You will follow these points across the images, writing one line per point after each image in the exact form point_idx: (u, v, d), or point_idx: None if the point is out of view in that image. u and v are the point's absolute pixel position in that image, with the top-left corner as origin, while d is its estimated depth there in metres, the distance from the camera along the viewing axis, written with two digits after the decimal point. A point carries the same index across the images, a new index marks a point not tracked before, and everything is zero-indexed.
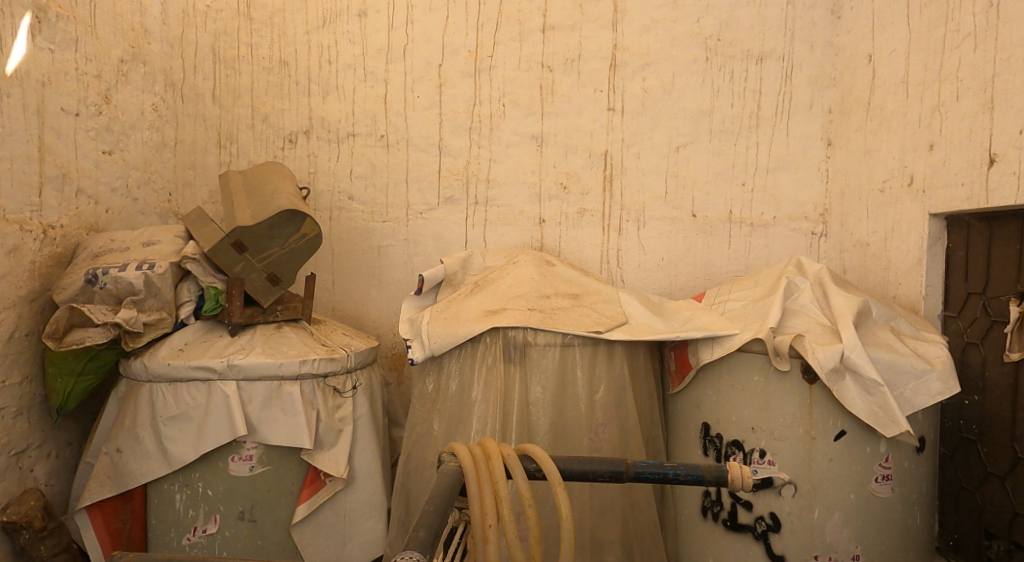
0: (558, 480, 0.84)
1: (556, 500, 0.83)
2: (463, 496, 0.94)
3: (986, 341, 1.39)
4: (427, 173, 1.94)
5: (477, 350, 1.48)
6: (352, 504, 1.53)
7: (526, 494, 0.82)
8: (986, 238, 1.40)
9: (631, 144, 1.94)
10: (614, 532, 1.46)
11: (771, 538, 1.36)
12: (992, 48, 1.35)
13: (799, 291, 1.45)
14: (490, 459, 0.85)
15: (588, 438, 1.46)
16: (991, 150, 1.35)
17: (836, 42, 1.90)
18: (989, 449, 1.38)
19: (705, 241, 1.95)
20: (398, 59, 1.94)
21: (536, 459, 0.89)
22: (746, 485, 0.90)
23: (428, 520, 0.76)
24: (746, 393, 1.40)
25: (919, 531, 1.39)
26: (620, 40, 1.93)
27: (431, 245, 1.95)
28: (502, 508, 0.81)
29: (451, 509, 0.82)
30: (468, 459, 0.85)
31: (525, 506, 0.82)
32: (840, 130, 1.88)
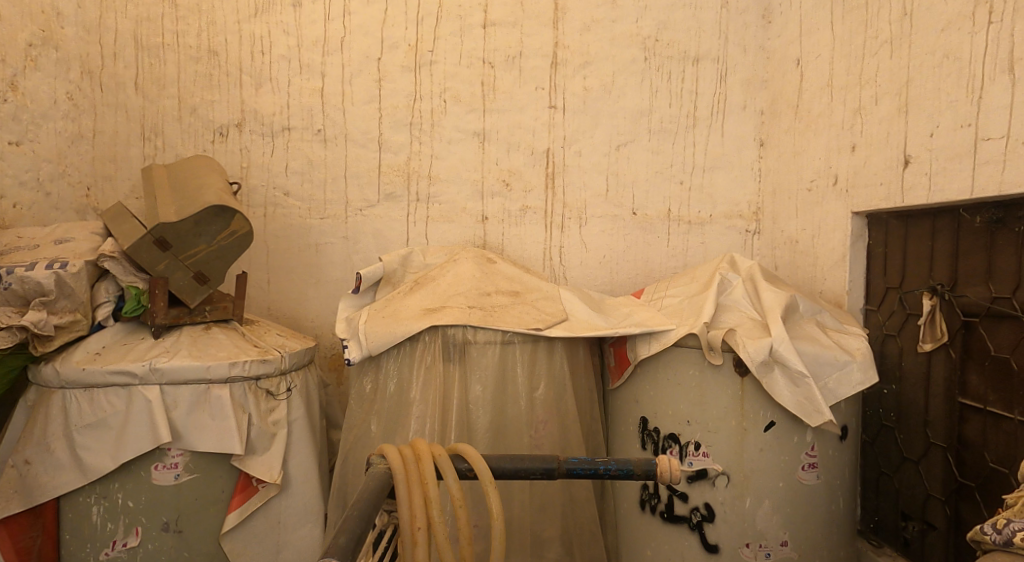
0: (489, 479, 0.84)
1: (487, 499, 0.82)
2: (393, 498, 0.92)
3: (902, 332, 1.47)
4: (366, 169, 1.91)
5: (415, 349, 1.46)
6: (287, 509, 1.48)
7: (457, 495, 0.82)
8: (902, 236, 1.48)
9: (573, 141, 1.96)
10: (554, 528, 1.47)
11: (705, 528, 1.40)
12: (907, 54, 1.42)
13: (732, 286, 1.49)
14: (420, 461, 0.84)
15: (528, 435, 1.46)
16: (906, 152, 1.42)
17: (767, 46, 1.97)
18: (905, 435, 1.46)
19: (645, 238, 1.99)
20: (335, 51, 1.89)
21: (468, 459, 0.88)
22: (675, 479, 0.90)
23: (352, 524, 0.74)
24: (681, 388, 1.43)
25: (843, 515, 1.45)
26: (561, 38, 1.94)
27: (371, 243, 1.91)
28: (432, 510, 0.80)
29: (379, 511, 0.80)
30: (397, 461, 0.83)
31: (456, 507, 0.81)
32: (772, 131, 1.95)
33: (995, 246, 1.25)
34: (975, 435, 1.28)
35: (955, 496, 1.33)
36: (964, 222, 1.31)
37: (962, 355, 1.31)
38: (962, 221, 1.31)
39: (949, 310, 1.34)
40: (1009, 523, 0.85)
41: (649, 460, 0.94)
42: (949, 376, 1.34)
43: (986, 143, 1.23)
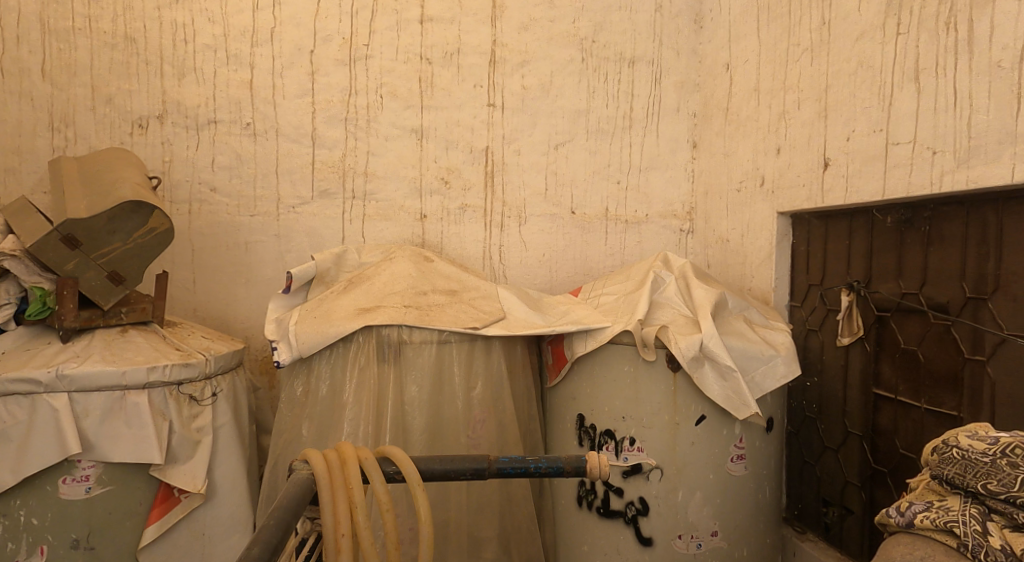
0: (418, 483, 0.82)
1: (415, 503, 0.81)
2: (315, 504, 0.89)
3: (823, 327, 1.54)
4: (299, 165, 1.85)
5: (348, 350, 1.42)
6: (213, 519, 1.43)
7: (384, 499, 0.80)
8: (823, 235, 1.55)
9: (512, 140, 1.96)
10: (491, 528, 1.46)
11: (640, 521, 1.43)
12: (826, 61, 1.48)
13: (665, 284, 1.52)
14: (346, 466, 0.82)
15: (465, 435, 1.45)
16: (826, 154, 1.48)
17: (698, 50, 2.03)
18: (826, 425, 1.53)
19: (584, 236, 2.01)
20: (264, 42, 1.82)
21: (395, 462, 0.86)
22: (604, 475, 0.91)
23: (267, 533, 0.71)
24: (617, 385, 1.45)
25: (768, 504, 1.51)
26: (499, 36, 1.93)
27: (305, 241, 1.86)
28: (357, 516, 0.79)
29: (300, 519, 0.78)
30: (321, 467, 0.81)
31: (382, 511, 0.79)
32: (704, 133, 2.02)
33: (904, 245, 1.31)
34: (887, 424, 1.35)
35: (870, 481, 1.40)
36: (877, 221, 1.38)
37: (876, 347, 1.38)
38: (875, 221, 1.38)
39: (864, 305, 1.41)
40: (910, 505, 0.88)
41: (580, 457, 0.94)
42: (865, 368, 1.41)
43: (895, 148, 1.29)
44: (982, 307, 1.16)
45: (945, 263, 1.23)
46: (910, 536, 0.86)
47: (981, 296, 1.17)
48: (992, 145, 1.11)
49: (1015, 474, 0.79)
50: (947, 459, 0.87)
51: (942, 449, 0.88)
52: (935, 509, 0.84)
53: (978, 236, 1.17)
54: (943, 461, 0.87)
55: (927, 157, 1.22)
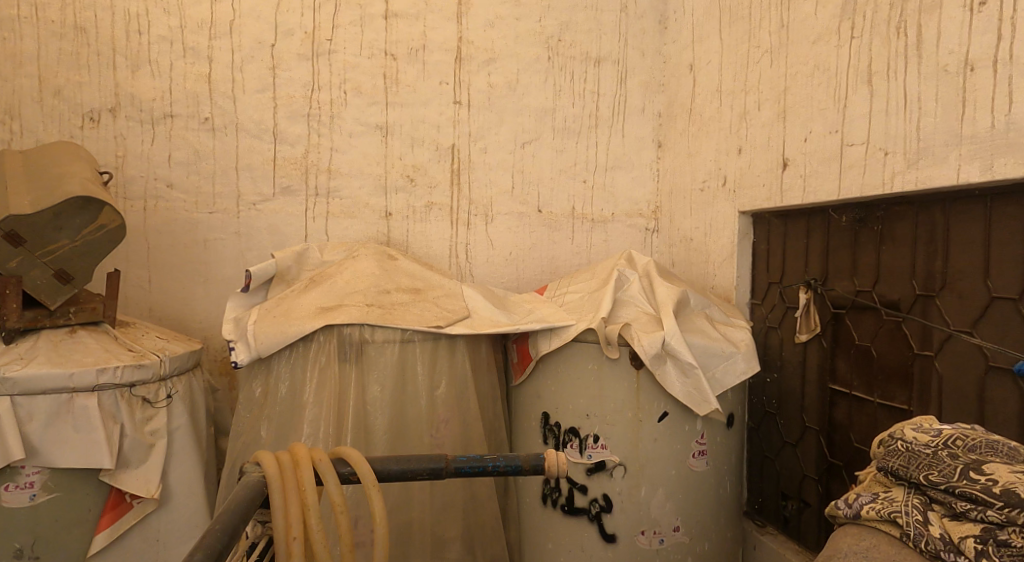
0: (372, 483, 0.81)
1: (370, 504, 0.80)
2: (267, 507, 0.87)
3: (783, 324, 1.57)
4: (260, 161, 1.81)
5: (309, 350, 1.40)
6: (167, 524, 1.39)
7: (337, 501, 0.79)
8: (782, 234, 1.58)
9: (478, 138, 1.95)
10: (455, 528, 1.46)
11: (604, 518, 1.44)
12: (784, 63, 1.51)
13: (629, 282, 1.53)
14: (299, 467, 0.80)
15: (428, 434, 1.44)
16: (785, 155, 1.51)
17: (663, 51, 2.06)
18: (785, 420, 1.57)
19: (550, 235, 2.02)
20: (223, 35, 1.78)
21: (350, 462, 0.85)
22: (561, 473, 0.88)
23: (212, 538, 0.69)
24: (581, 382, 1.45)
25: (729, 498, 1.54)
26: (465, 33, 1.92)
27: (266, 239, 1.82)
28: (309, 519, 0.78)
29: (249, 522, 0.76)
30: (272, 468, 0.79)
31: (335, 513, 0.78)
32: (668, 133, 2.04)
33: (859, 243, 1.35)
34: (843, 418, 1.39)
35: (826, 474, 1.44)
36: (833, 220, 1.41)
37: (832, 344, 1.42)
38: (831, 220, 1.41)
39: (821, 302, 1.44)
40: (858, 497, 0.90)
41: (537, 454, 0.92)
42: (822, 364, 1.45)
43: (850, 149, 1.33)
44: (931, 304, 1.20)
45: (896, 261, 1.26)
46: (857, 527, 0.88)
47: (930, 293, 1.20)
48: (939, 146, 1.15)
49: (954, 464, 0.81)
50: (891, 452, 0.89)
51: (888, 442, 0.91)
52: (881, 500, 0.87)
53: (927, 235, 1.21)
54: (888, 454, 0.90)
55: (880, 159, 1.26)
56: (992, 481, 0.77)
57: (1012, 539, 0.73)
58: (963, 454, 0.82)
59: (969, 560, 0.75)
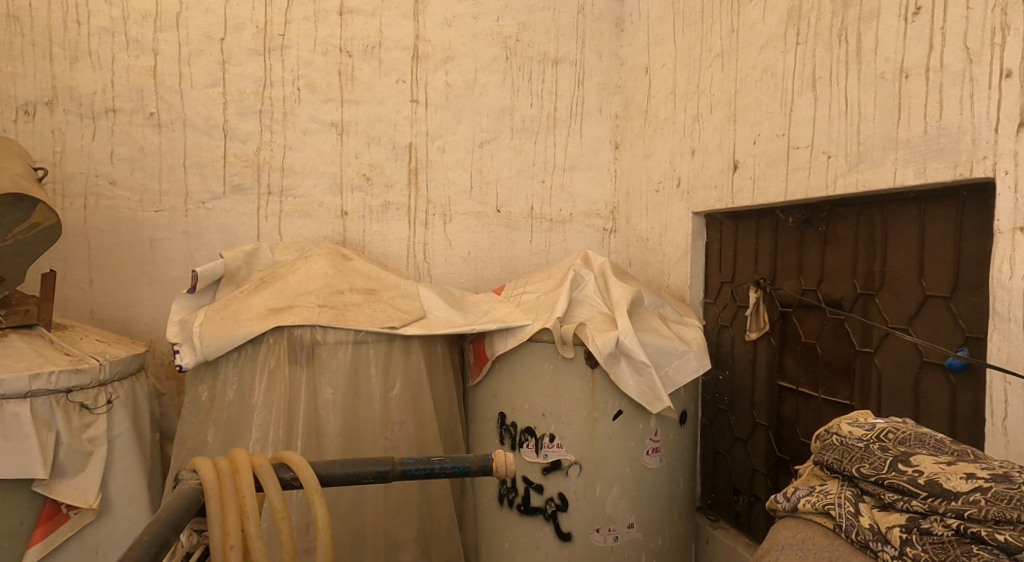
0: (315, 488, 0.80)
1: (312, 509, 0.78)
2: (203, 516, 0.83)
3: (734, 322, 1.61)
4: (209, 158, 1.76)
5: (258, 352, 1.37)
6: (106, 535, 1.34)
7: (279, 507, 0.78)
8: (733, 234, 1.61)
9: (436, 137, 1.94)
10: (410, 531, 1.44)
11: (560, 517, 1.45)
12: (735, 68, 1.54)
13: (585, 282, 1.54)
14: (238, 473, 0.78)
15: (382, 436, 1.43)
16: (735, 157, 1.54)
17: (619, 53, 2.08)
18: (737, 417, 1.60)
19: (509, 235, 2.02)
20: (169, 27, 1.72)
21: (292, 468, 0.83)
22: (510, 474, 0.87)
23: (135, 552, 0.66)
24: (536, 382, 1.45)
25: (683, 494, 1.56)
26: (422, 31, 1.91)
27: (216, 238, 1.77)
28: (248, 526, 0.76)
29: (181, 533, 0.73)
30: (210, 475, 0.77)
31: (276, 519, 0.77)
32: (625, 135, 2.07)
33: (804, 244, 1.38)
34: (790, 414, 1.42)
35: (774, 469, 1.47)
36: (781, 221, 1.45)
37: (781, 342, 1.45)
38: (779, 221, 1.45)
39: (770, 301, 1.48)
40: (796, 490, 0.92)
41: (486, 455, 0.91)
42: (771, 361, 1.48)
43: (796, 152, 1.36)
44: (871, 302, 1.24)
45: (840, 261, 1.30)
46: (795, 520, 0.90)
47: (870, 292, 1.24)
48: (877, 150, 1.18)
49: (884, 456, 0.84)
50: (828, 445, 0.91)
51: (824, 436, 0.93)
52: (817, 493, 0.89)
53: (867, 235, 1.25)
54: (824, 447, 0.92)
55: (824, 162, 1.29)
56: (918, 472, 0.80)
57: (933, 528, 0.77)
58: (893, 447, 0.86)
59: (895, 547, 0.78)
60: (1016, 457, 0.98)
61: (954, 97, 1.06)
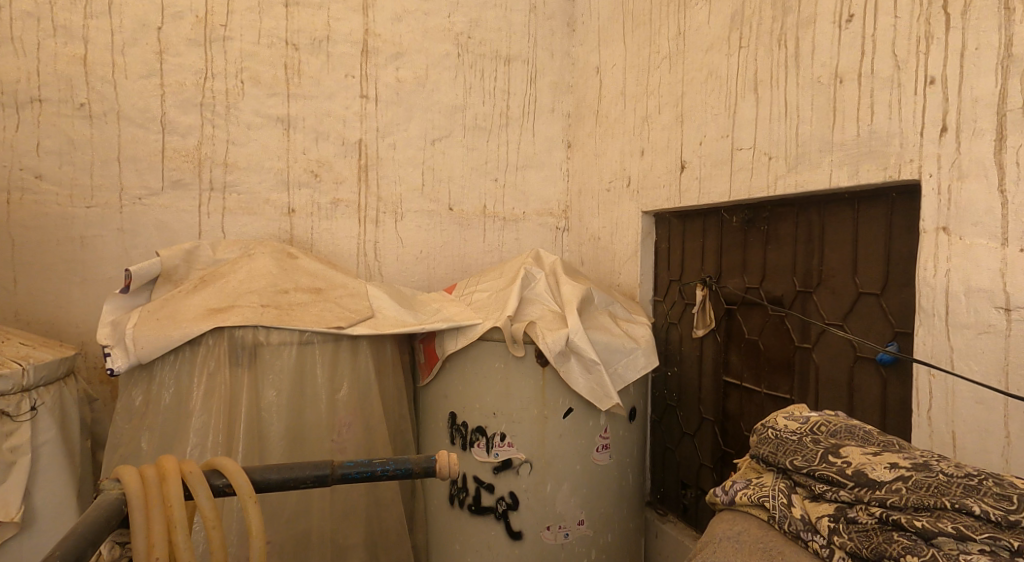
0: (249, 495, 0.78)
1: (245, 517, 0.76)
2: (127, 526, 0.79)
3: (682, 319, 1.63)
4: (146, 152, 1.68)
5: (196, 354, 1.31)
6: (29, 550, 1.26)
7: (210, 515, 0.76)
8: (681, 234, 1.64)
9: (387, 134, 1.91)
10: (358, 535, 1.41)
11: (510, 516, 1.44)
12: (682, 69, 1.57)
13: (536, 280, 1.54)
14: (165, 481, 0.76)
15: (330, 439, 1.41)
16: (683, 157, 1.56)
17: (571, 53, 2.10)
18: (685, 413, 1.63)
19: (462, 233, 2.00)
20: (101, 14, 1.63)
21: (225, 474, 0.80)
22: (454, 474, 0.86)
23: None
24: (487, 381, 1.44)
25: (632, 490, 1.58)
26: (371, 26, 1.87)
27: (154, 235, 1.70)
28: (175, 536, 0.74)
29: (102, 546, 0.69)
30: (135, 484, 0.74)
31: (208, 528, 0.75)
32: (577, 134, 2.08)
33: (748, 243, 1.42)
34: (734, 408, 1.46)
35: (720, 463, 1.50)
36: (726, 221, 1.48)
37: (726, 338, 1.48)
38: (724, 221, 1.48)
39: (716, 299, 1.51)
40: (733, 483, 0.94)
41: (429, 456, 0.89)
42: (717, 357, 1.51)
43: (739, 153, 1.39)
44: (809, 300, 1.27)
45: (781, 260, 1.34)
46: (732, 512, 0.92)
47: (808, 290, 1.28)
48: (814, 152, 1.22)
49: (816, 448, 0.87)
50: (764, 439, 0.94)
51: (760, 431, 0.95)
52: (752, 486, 0.91)
53: (806, 235, 1.28)
54: (760, 441, 0.94)
55: (765, 163, 1.32)
56: (846, 463, 0.83)
57: (858, 516, 0.78)
58: (825, 439, 0.88)
59: (823, 537, 0.80)
60: (940, 447, 1.02)
61: (884, 101, 1.10)
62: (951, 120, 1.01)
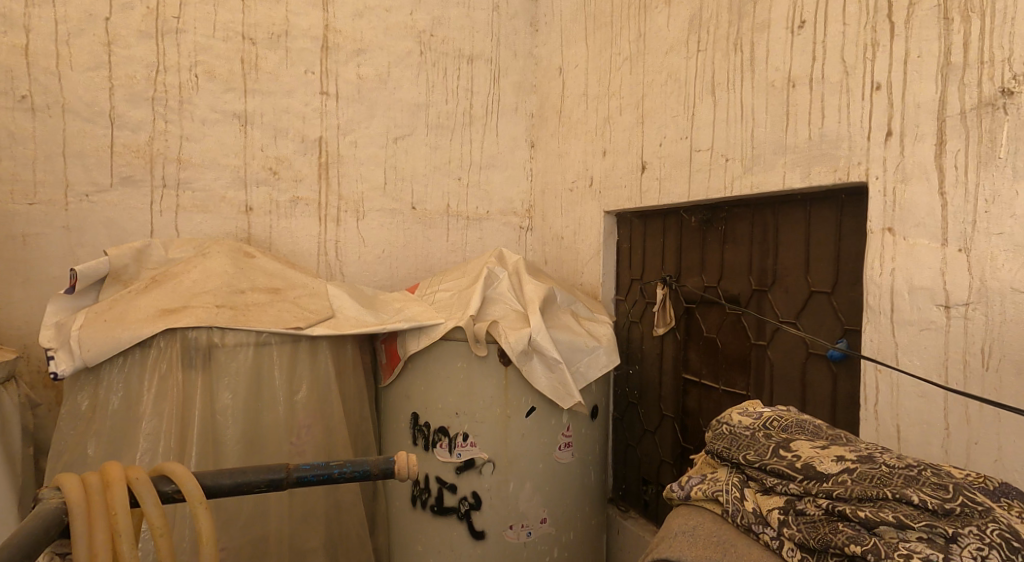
0: (199, 499, 0.75)
1: (195, 523, 0.74)
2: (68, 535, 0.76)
3: (643, 318, 1.65)
4: (94, 147, 1.62)
5: (147, 356, 1.27)
6: None
7: (157, 523, 0.74)
8: (642, 233, 1.66)
9: (348, 131, 1.88)
10: (317, 538, 1.39)
11: (473, 516, 1.44)
12: (643, 71, 1.58)
13: (499, 280, 1.53)
14: (109, 488, 0.73)
15: (288, 441, 1.38)
16: (643, 158, 1.58)
17: (534, 53, 2.10)
18: (646, 410, 1.65)
19: (425, 232, 1.99)
20: (45, 3, 1.56)
21: (173, 479, 0.77)
22: (413, 475, 0.85)
23: None
24: (449, 381, 1.44)
25: (594, 488, 1.59)
26: (331, 22, 1.84)
27: (103, 234, 1.64)
28: (121, 544, 0.72)
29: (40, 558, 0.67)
30: (77, 493, 0.72)
31: (156, 535, 0.73)
32: (541, 134, 2.09)
33: (706, 242, 1.44)
34: (693, 405, 1.48)
35: (679, 459, 1.53)
36: (685, 221, 1.50)
37: (685, 336, 1.51)
38: (683, 221, 1.50)
39: (675, 298, 1.53)
40: (689, 479, 0.95)
41: (388, 457, 0.88)
42: (676, 355, 1.53)
43: (698, 154, 1.41)
44: (765, 298, 1.30)
45: (737, 259, 1.36)
46: (688, 507, 0.93)
47: (763, 288, 1.31)
48: (769, 154, 1.25)
49: (768, 443, 0.89)
50: (718, 435, 0.96)
51: (715, 427, 0.97)
52: (707, 481, 0.92)
53: (761, 235, 1.31)
54: (715, 437, 0.96)
55: (722, 164, 1.35)
56: (796, 457, 0.85)
57: (806, 508, 0.80)
58: (776, 434, 0.91)
59: (774, 529, 0.82)
60: (886, 440, 1.06)
61: (833, 105, 1.13)
62: (895, 124, 1.04)
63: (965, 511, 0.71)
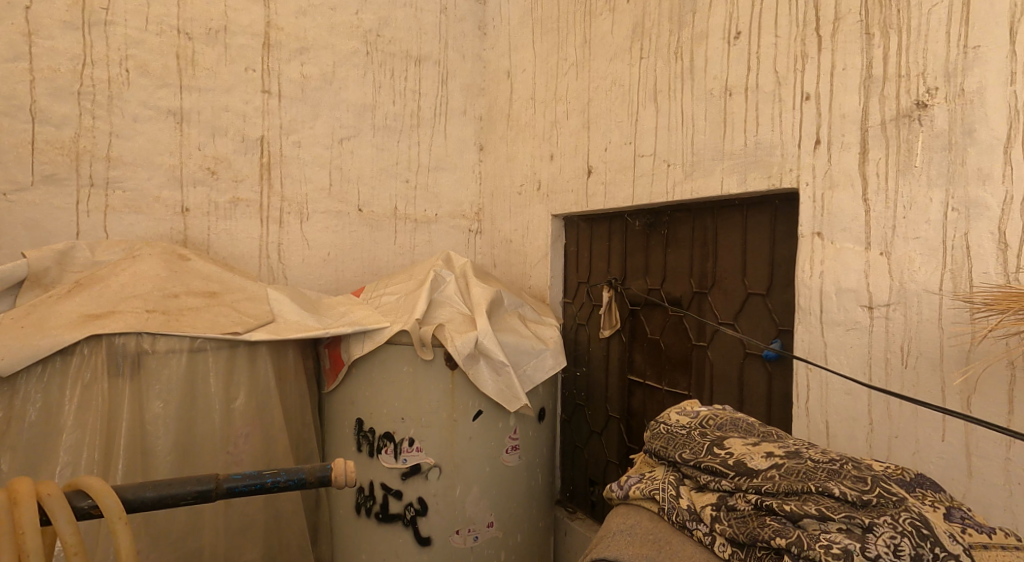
0: (118, 515, 0.72)
1: (114, 540, 0.71)
2: None
3: (590, 321, 1.67)
4: (12, 143, 1.53)
5: (69, 365, 1.20)
6: None
7: (72, 542, 0.70)
8: (588, 237, 1.67)
9: (290, 131, 1.83)
10: (254, 550, 1.35)
11: (419, 522, 1.41)
12: (588, 76, 1.60)
13: (445, 282, 1.52)
14: (17, 506, 0.69)
15: (224, 452, 1.34)
16: (589, 163, 1.60)
17: (483, 56, 2.10)
18: (592, 412, 1.66)
19: (372, 235, 1.96)
20: None
21: (90, 495, 0.73)
22: (351, 482, 0.81)
23: None
24: (393, 385, 1.41)
25: (541, 490, 1.59)
26: (273, 18, 1.79)
27: (23, 235, 1.54)
28: None
29: None
30: None
31: (70, 556, 0.69)
32: (489, 137, 2.09)
33: (649, 246, 1.47)
34: (638, 406, 1.50)
35: (625, 459, 1.54)
36: (630, 224, 1.52)
37: (630, 338, 1.53)
38: (628, 225, 1.53)
39: (621, 300, 1.55)
40: (628, 478, 0.96)
41: (325, 464, 0.84)
42: (622, 357, 1.55)
43: (641, 159, 1.43)
44: (705, 301, 1.33)
45: (679, 262, 1.39)
46: (627, 507, 0.94)
47: (703, 291, 1.33)
48: (708, 160, 1.28)
49: (703, 441, 0.91)
50: (657, 435, 0.97)
51: (653, 426, 0.99)
52: (645, 480, 0.93)
53: (701, 239, 1.34)
54: (653, 437, 0.98)
55: (665, 170, 1.37)
56: (728, 454, 0.87)
57: (737, 503, 0.82)
58: (711, 432, 0.93)
59: (707, 524, 0.83)
60: (816, 437, 1.10)
61: (767, 113, 1.17)
62: (823, 133, 1.08)
63: (881, 501, 0.74)
